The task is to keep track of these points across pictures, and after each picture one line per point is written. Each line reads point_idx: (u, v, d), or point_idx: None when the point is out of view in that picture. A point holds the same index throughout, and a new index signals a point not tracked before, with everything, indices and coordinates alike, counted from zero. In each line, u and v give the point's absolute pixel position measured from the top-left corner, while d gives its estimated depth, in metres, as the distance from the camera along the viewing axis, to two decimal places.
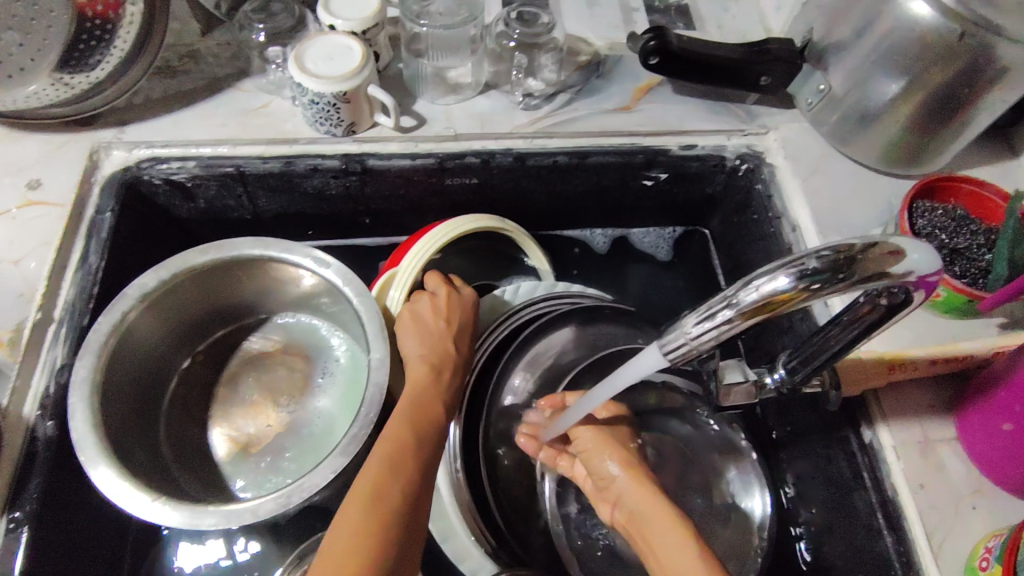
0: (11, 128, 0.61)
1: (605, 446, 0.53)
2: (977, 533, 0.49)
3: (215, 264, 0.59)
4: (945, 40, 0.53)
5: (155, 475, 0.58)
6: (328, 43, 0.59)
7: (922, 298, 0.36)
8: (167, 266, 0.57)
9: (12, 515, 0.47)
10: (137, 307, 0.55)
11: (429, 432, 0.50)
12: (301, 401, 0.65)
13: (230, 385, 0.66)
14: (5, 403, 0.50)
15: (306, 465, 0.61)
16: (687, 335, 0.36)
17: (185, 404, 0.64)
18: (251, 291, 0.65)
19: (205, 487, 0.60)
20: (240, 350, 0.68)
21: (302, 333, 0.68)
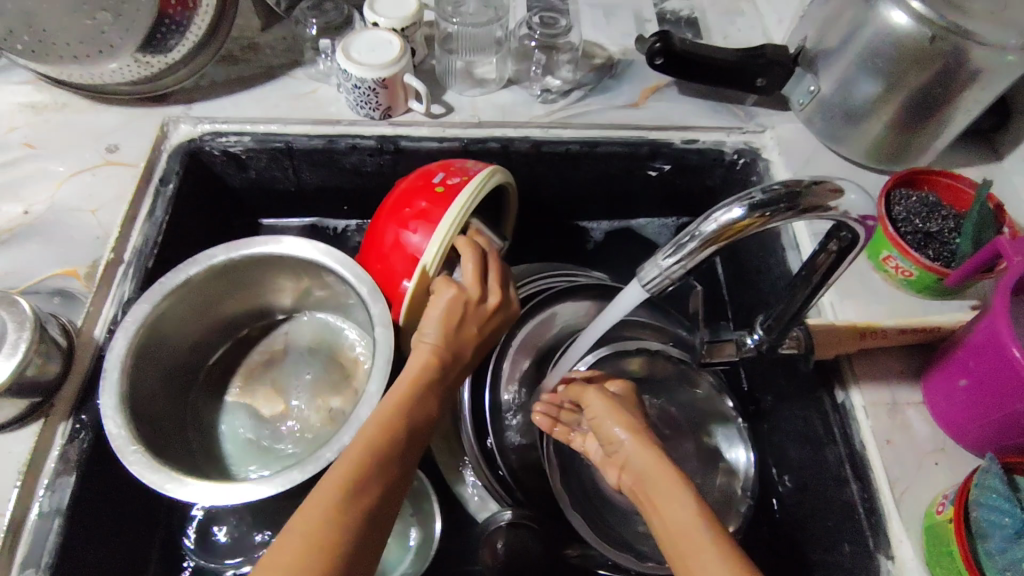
0: (97, 102, 0.71)
1: (612, 409, 0.52)
2: (938, 485, 0.54)
3: (249, 258, 0.63)
4: (919, 44, 0.58)
5: (173, 433, 0.63)
6: (371, 37, 0.67)
7: (865, 238, 0.44)
8: (236, 247, 0.63)
9: (79, 418, 0.54)
10: (165, 299, 0.60)
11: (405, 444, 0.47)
12: (313, 399, 0.69)
13: (265, 364, 0.72)
14: (79, 324, 0.58)
15: (299, 454, 0.65)
16: (660, 267, 0.42)
17: (207, 395, 0.70)
18: (274, 289, 0.71)
19: (207, 454, 0.65)
20: (275, 344, 0.74)
21: (335, 336, 0.73)
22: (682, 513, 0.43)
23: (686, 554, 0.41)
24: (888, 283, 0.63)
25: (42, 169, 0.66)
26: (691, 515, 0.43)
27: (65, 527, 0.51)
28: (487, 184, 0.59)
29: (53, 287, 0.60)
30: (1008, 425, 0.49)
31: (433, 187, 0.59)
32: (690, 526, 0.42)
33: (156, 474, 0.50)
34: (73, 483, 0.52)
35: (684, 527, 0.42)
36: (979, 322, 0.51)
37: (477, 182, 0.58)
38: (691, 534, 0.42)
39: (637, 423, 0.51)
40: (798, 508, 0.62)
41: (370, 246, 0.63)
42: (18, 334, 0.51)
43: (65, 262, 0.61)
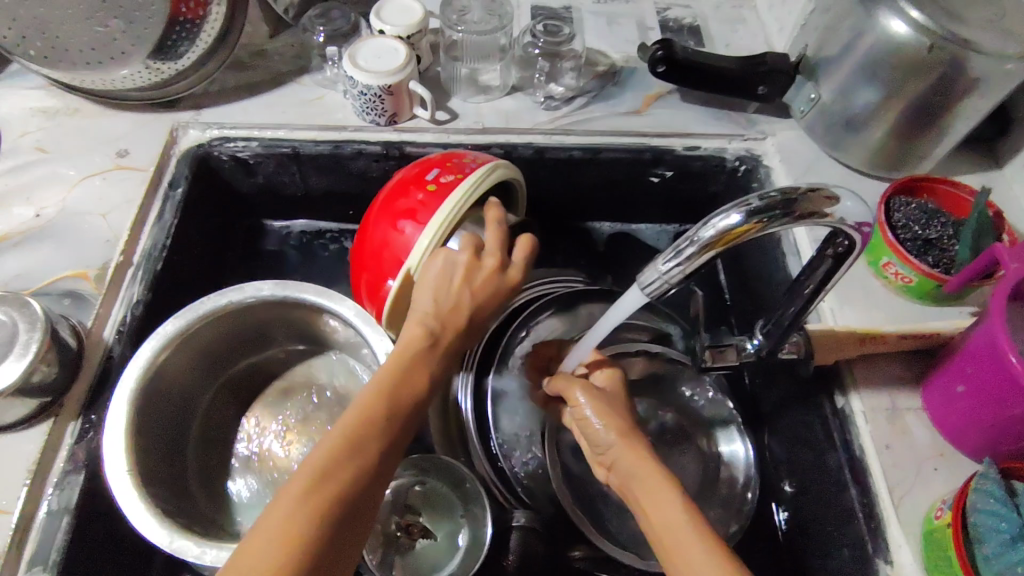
0: (108, 107, 0.72)
1: (601, 408, 0.52)
2: (937, 490, 0.54)
3: (287, 300, 0.62)
4: (918, 52, 0.58)
5: (170, 460, 0.61)
6: (377, 45, 0.69)
7: (862, 245, 0.45)
8: (284, 285, 0.61)
9: (88, 418, 0.55)
10: (164, 351, 0.57)
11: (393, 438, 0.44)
12: (317, 446, 0.65)
13: (279, 396, 0.69)
14: (89, 325, 0.59)
15: None
16: (660, 272, 0.43)
17: (209, 439, 0.66)
18: (283, 329, 0.67)
19: (202, 484, 0.64)
20: (282, 383, 0.70)
21: (355, 386, 0.69)
22: (667, 510, 0.44)
23: (672, 550, 0.42)
24: (887, 289, 0.63)
25: (54, 173, 0.68)
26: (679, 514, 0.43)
27: (73, 524, 0.52)
28: (487, 180, 0.59)
29: (64, 288, 0.61)
30: (1007, 429, 0.50)
31: (428, 184, 0.59)
32: (677, 522, 0.43)
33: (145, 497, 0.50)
34: (81, 481, 0.53)
35: (671, 523, 0.43)
36: (978, 328, 0.51)
37: (476, 183, 0.59)
38: (678, 530, 0.42)
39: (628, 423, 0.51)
40: (803, 515, 0.62)
41: (367, 263, 0.62)
42: (29, 335, 0.52)
43: (76, 264, 0.62)
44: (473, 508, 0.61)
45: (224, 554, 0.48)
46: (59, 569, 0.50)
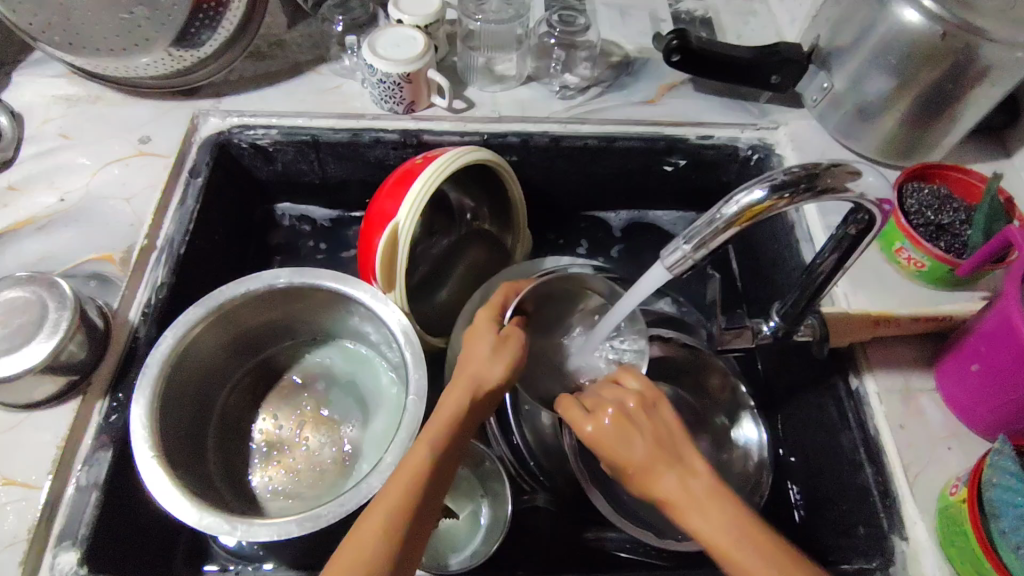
0: (130, 95, 0.73)
1: (624, 428, 0.47)
2: (950, 469, 0.55)
3: (305, 287, 0.62)
4: (930, 40, 0.59)
5: (191, 447, 0.61)
6: (396, 34, 0.70)
7: (881, 223, 0.46)
8: (301, 272, 0.61)
9: (116, 396, 0.56)
10: (199, 327, 0.58)
11: (421, 504, 0.45)
12: (338, 434, 0.66)
13: (295, 388, 0.69)
14: (115, 307, 0.60)
15: (317, 491, 0.62)
16: (682, 250, 0.44)
17: (227, 428, 0.66)
18: (302, 317, 0.67)
19: (224, 473, 0.63)
20: (297, 372, 0.70)
21: (371, 375, 0.69)
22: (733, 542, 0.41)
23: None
24: (900, 274, 0.64)
25: (78, 159, 0.69)
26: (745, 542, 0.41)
27: (102, 500, 0.52)
28: (462, 159, 0.63)
29: (88, 271, 0.62)
30: (1021, 407, 0.51)
31: (414, 160, 0.64)
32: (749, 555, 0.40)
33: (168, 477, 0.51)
34: (109, 458, 0.54)
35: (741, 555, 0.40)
36: (991, 309, 0.52)
37: (465, 155, 0.63)
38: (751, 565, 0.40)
39: (658, 429, 0.47)
40: (819, 497, 0.63)
41: (365, 253, 0.64)
42: (59, 314, 0.53)
43: (100, 247, 0.63)
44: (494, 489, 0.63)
45: (255, 530, 0.50)
46: (89, 542, 0.51)
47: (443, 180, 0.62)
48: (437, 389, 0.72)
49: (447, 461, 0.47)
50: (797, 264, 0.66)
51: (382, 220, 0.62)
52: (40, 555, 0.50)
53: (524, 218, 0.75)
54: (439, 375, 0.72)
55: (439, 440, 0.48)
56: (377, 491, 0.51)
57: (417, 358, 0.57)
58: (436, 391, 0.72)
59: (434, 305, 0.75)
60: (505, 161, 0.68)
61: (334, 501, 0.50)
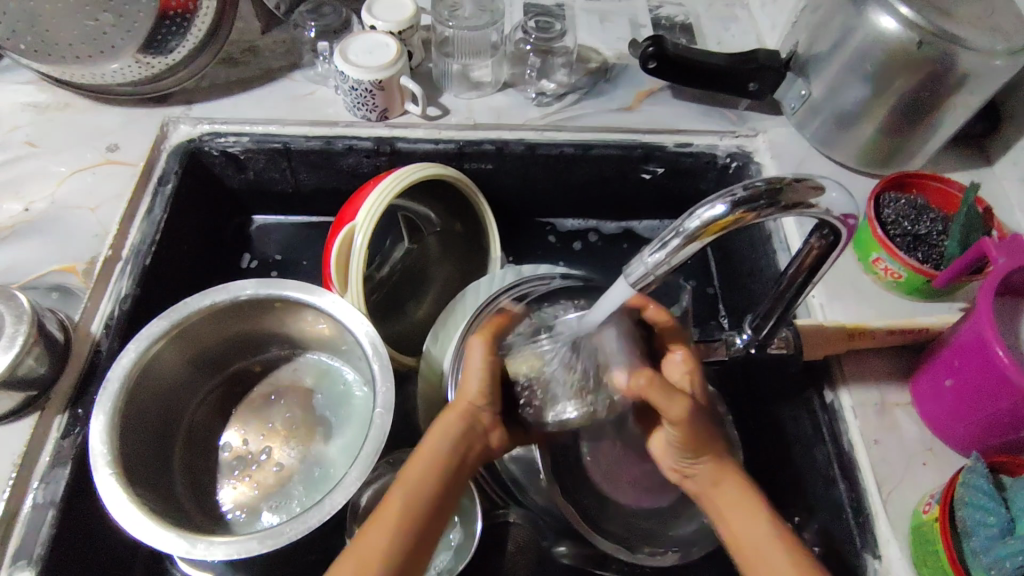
0: (99, 102, 0.72)
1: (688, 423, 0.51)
2: (924, 485, 0.54)
3: (273, 299, 0.61)
4: (907, 48, 0.58)
5: (155, 461, 0.60)
6: (368, 40, 0.68)
7: (847, 239, 0.46)
8: (268, 284, 0.60)
9: (76, 412, 0.55)
10: (161, 341, 0.57)
11: (399, 546, 0.44)
12: (307, 447, 0.65)
13: (263, 401, 0.68)
14: (76, 319, 0.59)
15: (283, 506, 0.61)
16: (646, 263, 0.43)
17: (193, 443, 0.65)
18: (271, 328, 0.66)
19: (190, 487, 0.63)
20: (267, 385, 0.69)
21: (342, 387, 0.68)
22: (749, 532, 0.47)
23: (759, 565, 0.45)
24: (878, 286, 0.63)
25: (45, 167, 0.67)
26: (769, 541, 0.46)
27: (59, 517, 0.51)
28: (423, 171, 0.65)
29: (51, 283, 0.61)
30: (994, 424, 0.50)
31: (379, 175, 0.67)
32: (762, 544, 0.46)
33: (124, 497, 0.50)
34: (67, 475, 0.53)
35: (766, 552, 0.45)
36: (965, 324, 0.51)
37: (430, 170, 0.65)
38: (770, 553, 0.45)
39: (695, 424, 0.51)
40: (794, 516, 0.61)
41: (326, 261, 0.65)
42: (15, 328, 0.52)
43: (64, 258, 0.62)
44: (464, 504, 0.62)
45: (214, 548, 0.48)
46: (46, 560, 0.50)
47: (403, 191, 0.64)
48: (410, 402, 0.71)
49: (427, 496, 0.47)
50: (771, 270, 0.65)
51: (343, 221, 0.64)
52: None
53: (494, 233, 0.74)
54: (412, 387, 0.71)
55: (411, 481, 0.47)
56: (340, 508, 0.50)
57: (386, 371, 0.56)
58: (407, 404, 0.71)
59: (408, 317, 0.74)
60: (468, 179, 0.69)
61: (297, 518, 0.49)
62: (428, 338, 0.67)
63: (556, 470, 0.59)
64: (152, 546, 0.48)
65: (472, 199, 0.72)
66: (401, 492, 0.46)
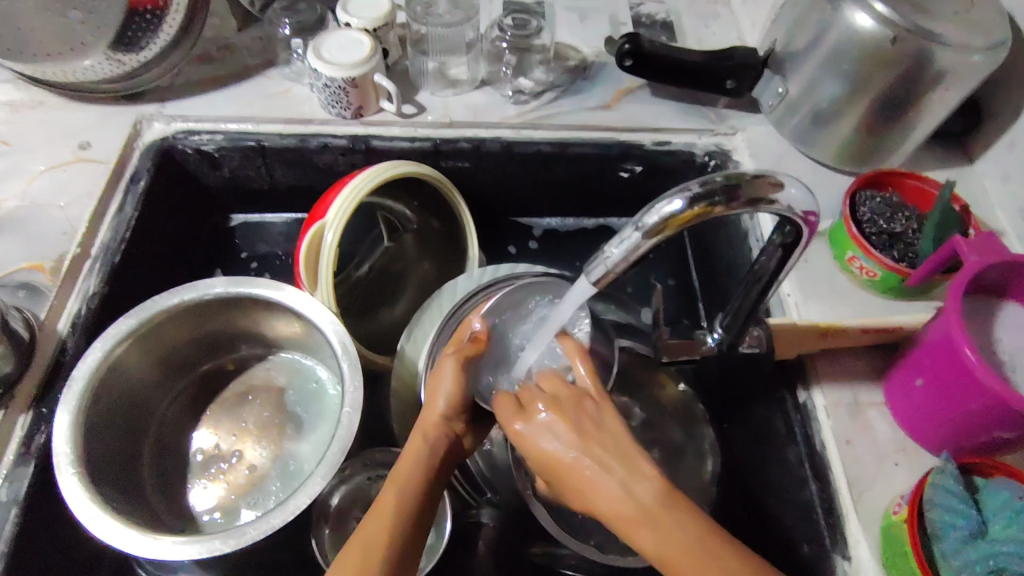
0: (72, 100, 0.72)
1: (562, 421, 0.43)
2: (896, 486, 0.53)
3: (242, 297, 0.60)
4: (882, 46, 0.58)
5: (122, 461, 0.59)
6: (342, 37, 0.68)
7: (810, 235, 0.45)
8: (238, 282, 0.60)
9: (40, 410, 0.55)
10: (128, 339, 0.57)
11: (399, 544, 0.42)
12: (278, 447, 0.64)
13: (235, 400, 0.68)
14: (42, 317, 0.58)
15: (254, 504, 0.61)
16: (606, 259, 0.42)
17: (163, 443, 0.65)
18: (242, 327, 0.66)
19: (159, 488, 0.62)
20: (238, 384, 0.69)
21: (314, 386, 0.68)
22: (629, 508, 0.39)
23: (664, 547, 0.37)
24: (854, 284, 0.63)
25: (16, 165, 0.67)
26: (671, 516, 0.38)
27: (21, 516, 0.51)
28: (396, 169, 0.64)
29: (18, 281, 0.60)
30: (965, 424, 0.49)
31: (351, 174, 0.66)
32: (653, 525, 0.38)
33: (84, 497, 0.49)
34: (30, 474, 0.52)
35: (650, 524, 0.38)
36: (936, 322, 0.50)
37: (403, 167, 0.65)
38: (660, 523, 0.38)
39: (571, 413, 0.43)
40: (768, 519, 0.61)
41: (296, 260, 0.64)
42: None
43: (32, 256, 0.61)
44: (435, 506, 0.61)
45: (174, 550, 0.48)
46: (6, 561, 0.49)
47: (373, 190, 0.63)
48: (384, 401, 0.70)
49: (426, 500, 0.45)
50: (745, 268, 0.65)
51: (314, 217, 0.63)
52: None
53: (471, 235, 0.73)
54: (385, 386, 0.71)
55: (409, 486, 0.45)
56: (304, 509, 0.50)
57: (353, 369, 0.55)
58: (382, 404, 0.70)
59: (383, 316, 0.74)
60: (444, 178, 0.69)
61: (260, 518, 0.49)
62: (404, 337, 0.66)
63: (529, 473, 0.59)
64: (111, 546, 0.48)
65: (450, 199, 0.71)
66: (392, 494, 0.44)
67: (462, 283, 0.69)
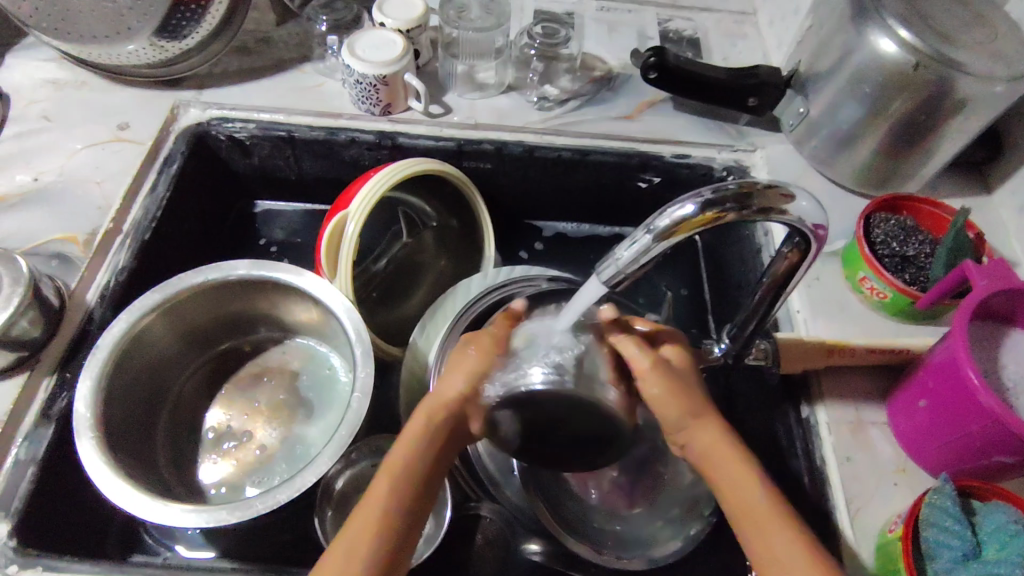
0: (114, 82, 0.75)
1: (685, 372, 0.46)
2: (894, 506, 0.53)
3: (263, 280, 0.62)
4: (903, 71, 0.59)
5: (139, 431, 0.61)
6: (376, 36, 0.70)
7: (818, 249, 0.46)
8: (260, 266, 0.62)
9: (64, 374, 0.57)
10: (154, 313, 0.59)
11: (392, 536, 0.41)
12: (288, 429, 0.66)
13: (250, 380, 0.70)
14: (73, 286, 0.61)
15: (261, 481, 0.63)
16: (617, 260, 0.43)
17: (178, 417, 0.66)
18: (261, 309, 0.67)
19: (171, 460, 0.64)
20: (254, 366, 0.71)
21: (326, 372, 0.69)
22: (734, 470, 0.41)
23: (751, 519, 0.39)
24: (864, 304, 0.63)
25: (58, 140, 0.70)
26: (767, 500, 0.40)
27: (38, 475, 0.53)
28: (419, 166, 0.66)
29: (52, 250, 0.63)
30: (965, 447, 0.50)
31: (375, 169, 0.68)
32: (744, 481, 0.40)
33: (100, 460, 0.51)
34: (49, 435, 0.54)
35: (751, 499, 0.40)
36: (941, 345, 0.51)
37: (426, 164, 0.67)
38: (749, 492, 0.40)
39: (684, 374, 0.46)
40: None
41: (317, 249, 0.66)
42: (12, 290, 0.54)
43: (66, 227, 0.64)
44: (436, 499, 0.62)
45: (182, 517, 0.49)
46: (22, 515, 0.51)
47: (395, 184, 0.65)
48: (393, 392, 0.72)
49: (428, 487, 0.43)
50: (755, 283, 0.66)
51: (338, 207, 0.65)
52: None
53: (489, 235, 0.75)
54: (395, 378, 0.72)
55: (417, 471, 0.43)
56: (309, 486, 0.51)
57: (365, 355, 0.57)
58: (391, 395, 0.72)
59: (398, 309, 0.75)
60: (464, 177, 0.71)
61: (266, 492, 0.50)
62: (416, 330, 0.68)
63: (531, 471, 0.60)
64: (123, 509, 0.49)
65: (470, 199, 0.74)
66: (401, 473, 0.42)
67: (477, 281, 0.71)
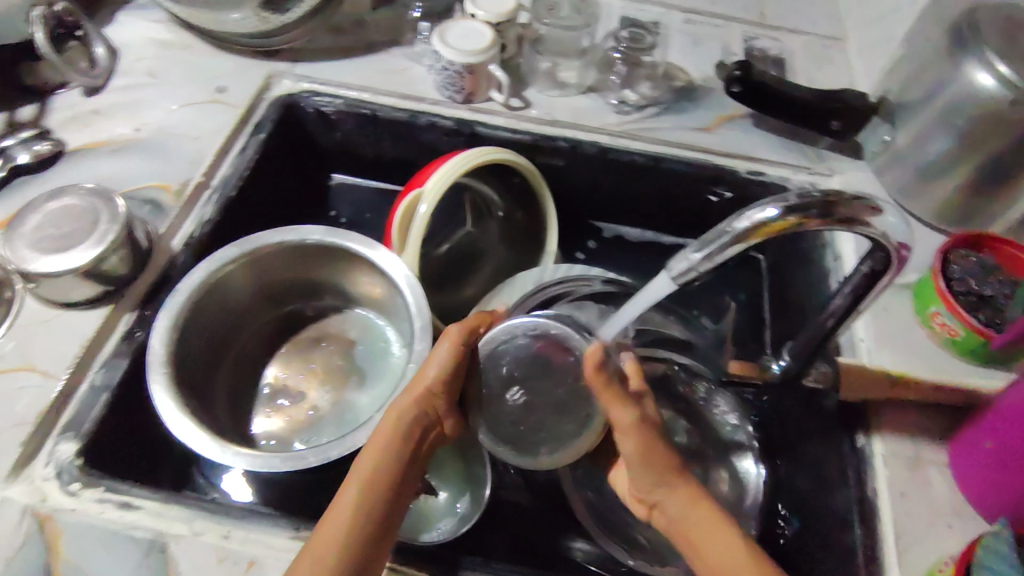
0: (217, 48, 0.79)
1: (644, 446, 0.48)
2: (947, 548, 0.52)
3: (336, 247, 0.65)
4: (1000, 106, 0.57)
5: (204, 376, 0.64)
6: (467, 26, 0.72)
7: (896, 270, 0.45)
8: (334, 233, 0.64)
9: (144, 312, 0.60)
10: (234, 264, 0.62)
11: (369, 531, 0.45)
12: (340, 394, 0.68)
13: (309, 343, 0.72)
14: (161, 231, 0.64)
15: (310, 440, 0.65)
16: (690, 258, 0.43)
17: (239, 368, 0.69)
18: (328, 276, 0.70)
19: (229, 407, 0.66)
20: (314, 330, 0.73)
21: (382, 345, 0.71)
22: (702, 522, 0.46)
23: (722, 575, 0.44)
24: (932, 340, 0.62)
25: (160, 96, 0.74)
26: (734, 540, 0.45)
27: (110, 402, 0.56)
28: (495, 155, 0.68)
29: (145, 196, 0.66)
30: None
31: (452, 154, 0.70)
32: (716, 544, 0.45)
33: (167, 396, 0.54)
34: (124, 367, 0.57)
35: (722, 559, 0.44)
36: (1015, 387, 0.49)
37: (500, 154, 0.68)
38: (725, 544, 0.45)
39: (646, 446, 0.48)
40: None
41: (389, 224, 0.68)
42: (108, 227, 0.57)
43: (160, 177, 0.68)
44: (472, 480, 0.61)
45: (239, 458, 0.51)
46: (92, 437, 0.54)
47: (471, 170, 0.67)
48: None
49: (386, 486, 0.48)
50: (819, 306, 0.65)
51: (414, 185, 0.67)
52: (45, 435, 0.54)
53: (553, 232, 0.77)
54: None
55: (370, 472, 0.48)
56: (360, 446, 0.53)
57: (425, 329, 0.58)
58: None
59: (456, 293, 0.77)
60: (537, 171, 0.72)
61: (319, 446, 0.52)
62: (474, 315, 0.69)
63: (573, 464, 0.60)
64: (184, 443, 0.52)
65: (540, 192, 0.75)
66: (363, 472, 0.48)
67: (538, 274, 0.71)
